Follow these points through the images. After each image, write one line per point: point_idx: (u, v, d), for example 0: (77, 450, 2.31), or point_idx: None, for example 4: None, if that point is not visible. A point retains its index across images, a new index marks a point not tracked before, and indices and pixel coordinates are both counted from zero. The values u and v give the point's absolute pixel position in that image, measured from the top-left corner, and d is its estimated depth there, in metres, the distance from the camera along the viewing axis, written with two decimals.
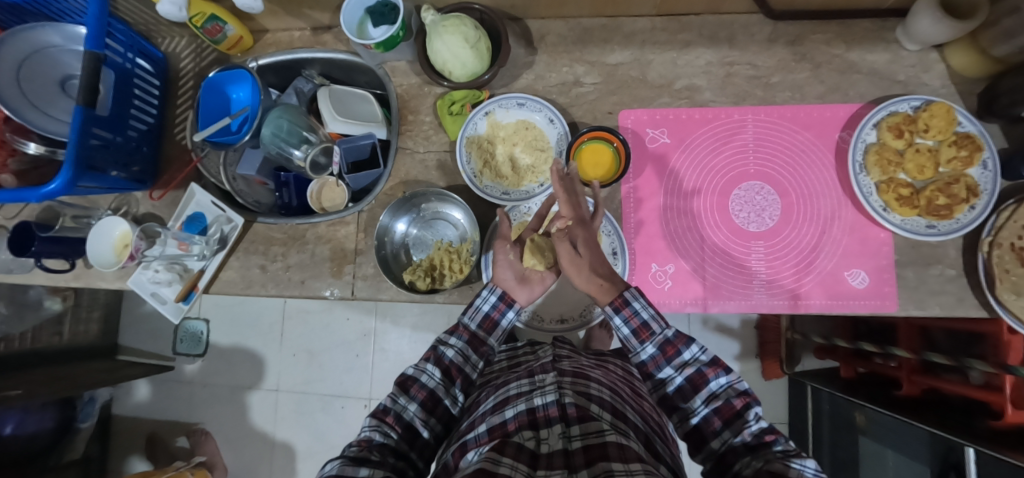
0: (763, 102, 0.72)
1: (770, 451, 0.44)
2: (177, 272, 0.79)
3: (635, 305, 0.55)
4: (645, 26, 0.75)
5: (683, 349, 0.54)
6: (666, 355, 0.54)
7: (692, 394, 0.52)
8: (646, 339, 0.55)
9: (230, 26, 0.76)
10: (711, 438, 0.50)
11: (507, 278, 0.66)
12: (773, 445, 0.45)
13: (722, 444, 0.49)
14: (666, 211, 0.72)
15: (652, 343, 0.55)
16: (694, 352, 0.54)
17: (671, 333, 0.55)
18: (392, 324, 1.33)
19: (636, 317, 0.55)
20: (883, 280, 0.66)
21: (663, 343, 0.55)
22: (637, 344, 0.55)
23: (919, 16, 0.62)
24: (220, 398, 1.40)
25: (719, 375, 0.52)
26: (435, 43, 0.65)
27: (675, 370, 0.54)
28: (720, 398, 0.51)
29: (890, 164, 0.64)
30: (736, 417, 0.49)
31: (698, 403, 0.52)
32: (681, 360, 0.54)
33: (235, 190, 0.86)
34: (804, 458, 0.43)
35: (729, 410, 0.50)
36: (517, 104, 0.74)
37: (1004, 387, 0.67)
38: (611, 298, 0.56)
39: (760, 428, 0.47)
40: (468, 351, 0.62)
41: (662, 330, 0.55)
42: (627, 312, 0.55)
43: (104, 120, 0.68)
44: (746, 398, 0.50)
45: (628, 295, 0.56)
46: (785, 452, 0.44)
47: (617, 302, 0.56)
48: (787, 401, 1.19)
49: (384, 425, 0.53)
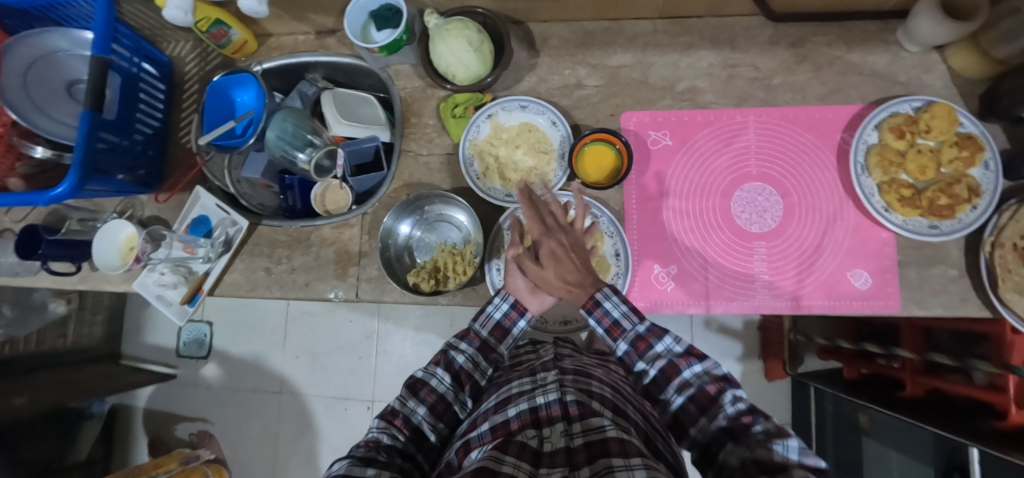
0: (765, 104, 0.73)
1: (750, 434, 0.43)
2: (183, 274, 0.80)
3: (606, 305, 0.58)
4: (647, 29, 0.75)
5: (655, 342, 0.56)
6: (638, 350, 0.56)
7: (665, 385, 0.53)
8: (618, 336, 0.57)
9: (234, 31, 0.77)
10: (690, 427, 0.49)
11: (519, 287, 0.68)
12: (752, 427, 0.44)
13: (701, 431, 0.48)
14: (669, 212, 0.72)
15: (625, 340, 0.57)
16: (667, 343, 0.55)
17: (642, 327, 0.57)
18: (395, 326, 1.33)
19: (607, 316, 0.58)
20: (885, 280, 0.67)
21: (635, 338, 0.57)
22: (612, 342, 0.58)
23: (919, 18, 0.62)
24: (223, 401, 1.40)
25: (691, 364, 0.53)
26: (438, 47, 0.66)
27: (648, 363, 0.55)
28: (693, 386, 0.51)
29: (892, 165, 0.65)
30: (711, 403, 0.49)
31: (672, 393, 0.52)
32: (653, 353, 0.55)
33: (240, 193, 0.88)
34: (787, 437, 0.41)
35: (704, 396, 0.49)
36: (519, 107, 0.75)
37: (1008, 387, 0.67)
38: (583, 301, 0.59)
39: (736, 409, 0.47)
40: (478, 358, 0.64)
41: (633, 325, 0.57)
42: (599, 313, 0.58)
43: (111, 124, 0.69)
44: (719, 384, 0.50)
45: (598, 296, 0.59)
46: (766, 433, 0.43)
47: (589, 303, 0.59)
48: (790, 403, 1.19)
49: (391, 427, 0.53)
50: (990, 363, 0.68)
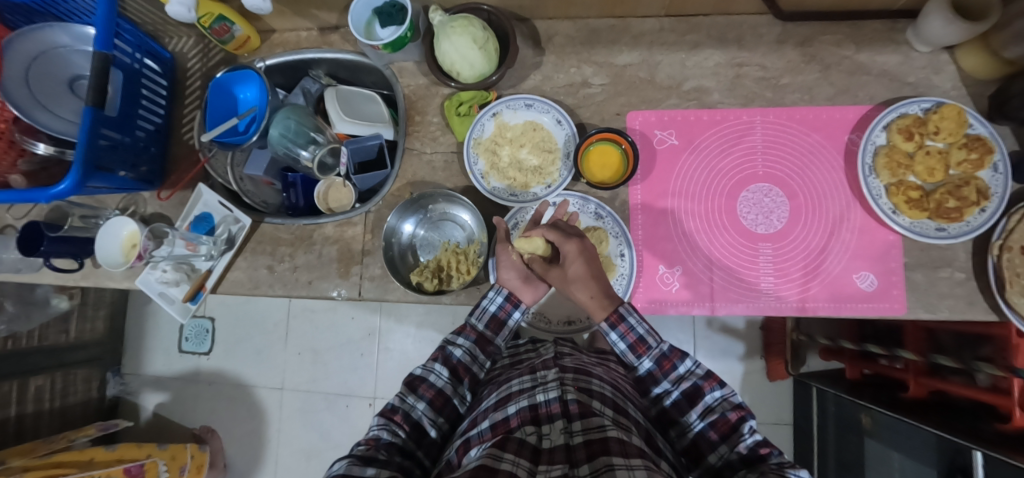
0: (772, 103, 0.72)
1: (766, 465, 0.45)
2: (185, 272, 0.80)
3: (630, 320, 0.59)
4: (654, 27, 0.74)
5: (679, 363, 0.57)
6: (663, 369, 0.58)
7: (688, 408, 0.55)
8: (643, 353, 0.59)
9: (237, 27, 0.76)
10: (709, 453, 0.52)
11: (512, 278, 0.68)
12: (769, 458, 0.46)
13: (719, 458, 0.50)
14: (674, 213, 0.72)
15: (650, 358, 0.59)
16: (689, 366, 0.57)
17: (666, 347, 0.59)
18: (397, 323, 1.33)
19: (631, 332, 0.59)
20: (891, 283, 0.66)
21: (660, 357, 0.58)
22: (635, 358, 0.59)
23: (930, 18, 0.61)
24: (225, 396, 1.41)
25: (715, 389, 0.55)
26: (443, 44, 0.65)
27: (672, 384, 0.57)
28: (716, 412, 0.53)
29: (900, 167, 0.64)
30: (732, 431, 0.51)
31: (694, 417, 0.54)
32: (676, 374, 0.57)
33: (243, 190, 0.87)
34: (799, 469, 0.44)
35: (725, 424, 0.52)
36: (525, 105, 0.74)
37: (1013, 390, 0.67)
38: (606, 315, 0.60)
39: (756, 440, 0.49)
40: (476, 351, 0.65)
41: (657, 343, 0.59)
42: (623, 328, 0.59)
43: (113, 121, 0.69)
44: (741, 411, 0.52)
45: (622, 311, 0.59)
46: (780, 464, 0.45)
47: (614, 317, 0.59)
48: (792, 403, 1.19)
49: (391, 423, 0.53)
50: (994, 366, 0.68)
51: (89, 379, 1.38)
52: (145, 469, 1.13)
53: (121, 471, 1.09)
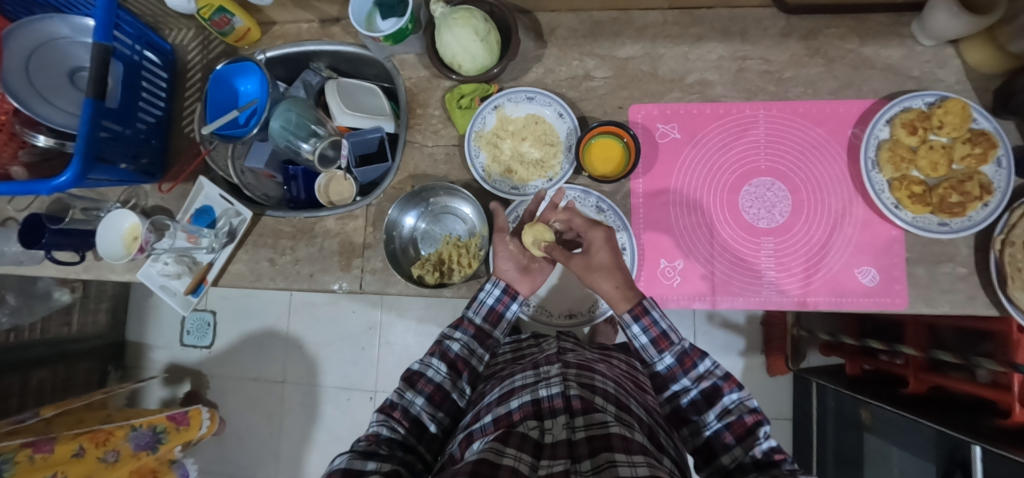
0: (775, 97, 0.72)
1: (778, 470, 0.47)
2: (187, 265, 0.78)
3: (654, 313, 0.58)
4: (657, 19, 0.74)
5: (699, 362, 0.57)
6: (683, 366, 0.58)
7: (705, 408, 0.55)
8: (664, 348, 0.59)
9: (238, 18, 0.76)
10: (722, 453, 0.52)
11: (510, 269, 0.68)
12: (781, 465, 0.47)
13: (731, 460, 0.51)
14: (677, 206, 0.72)
15: (670, 354, 0.58)
16: (708, 366, 0.57)
17: (688, 344, 0.58)
18: (398, 317, 1.34)
19: (655, 326, 0.58)
20: (892, 278, 0.66)
21: (681, 353, 0.58)
22: (656, 353, 0.59)
23: (936, 11, 0.60)
24: (228, 389, 1.41)
25: (733, 391, 0.55)
26: (445, 37, 0.65)
27: (691, 382, 0.57)
28: (733, 414, 0.53)
29: (903, 161, 0.64)
30: (748, 434, 0.51)
31: (711, 418, 0.54)
32: (697, 373, 0.57)
33: (244, 183, 0.88)
34: None
35: (741, 426, 0.52)
36: (526, 98, 0.74)
37: (1014, 385, 0.67)
38: (630, 306, 0.59)
39: (770, 446, 0.50)
40: (474, 345, 0.65)
41: (679, 340, 0.59)
42: (646, 321, 0.58)
43: (113, 113, 0.68)
44: (757, 415, 0.52)
45: (647, 304, 0.59)
46: (793, 471, 0.46)
47: (637, 309, 0.58)
48: (792, 398, 1.20)
49: (391, 420, 0.54)
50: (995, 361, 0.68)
51: (90, 372, 1.39)
52: (188, 416, 1.20)
53: (165, 419, 1.15)
